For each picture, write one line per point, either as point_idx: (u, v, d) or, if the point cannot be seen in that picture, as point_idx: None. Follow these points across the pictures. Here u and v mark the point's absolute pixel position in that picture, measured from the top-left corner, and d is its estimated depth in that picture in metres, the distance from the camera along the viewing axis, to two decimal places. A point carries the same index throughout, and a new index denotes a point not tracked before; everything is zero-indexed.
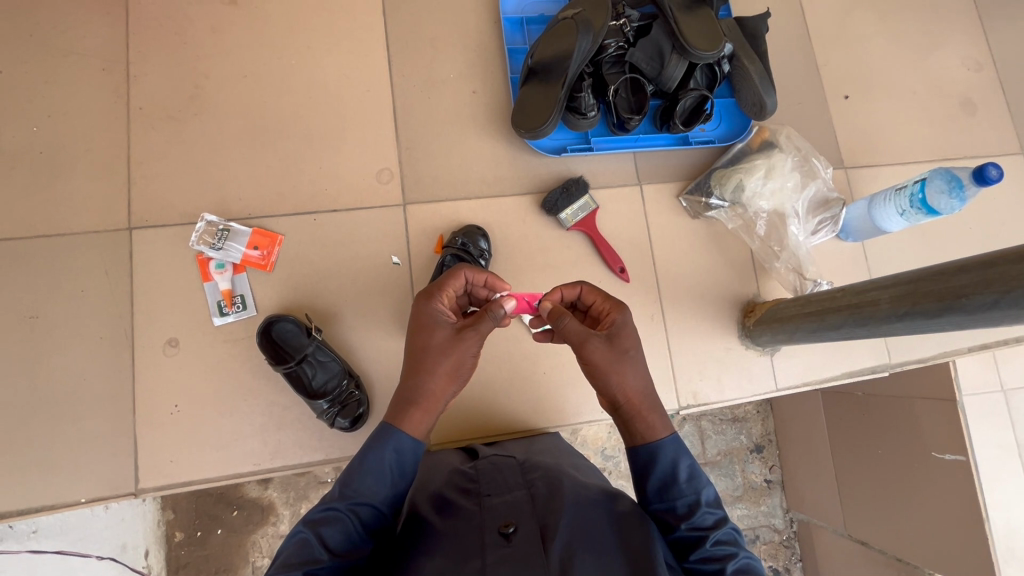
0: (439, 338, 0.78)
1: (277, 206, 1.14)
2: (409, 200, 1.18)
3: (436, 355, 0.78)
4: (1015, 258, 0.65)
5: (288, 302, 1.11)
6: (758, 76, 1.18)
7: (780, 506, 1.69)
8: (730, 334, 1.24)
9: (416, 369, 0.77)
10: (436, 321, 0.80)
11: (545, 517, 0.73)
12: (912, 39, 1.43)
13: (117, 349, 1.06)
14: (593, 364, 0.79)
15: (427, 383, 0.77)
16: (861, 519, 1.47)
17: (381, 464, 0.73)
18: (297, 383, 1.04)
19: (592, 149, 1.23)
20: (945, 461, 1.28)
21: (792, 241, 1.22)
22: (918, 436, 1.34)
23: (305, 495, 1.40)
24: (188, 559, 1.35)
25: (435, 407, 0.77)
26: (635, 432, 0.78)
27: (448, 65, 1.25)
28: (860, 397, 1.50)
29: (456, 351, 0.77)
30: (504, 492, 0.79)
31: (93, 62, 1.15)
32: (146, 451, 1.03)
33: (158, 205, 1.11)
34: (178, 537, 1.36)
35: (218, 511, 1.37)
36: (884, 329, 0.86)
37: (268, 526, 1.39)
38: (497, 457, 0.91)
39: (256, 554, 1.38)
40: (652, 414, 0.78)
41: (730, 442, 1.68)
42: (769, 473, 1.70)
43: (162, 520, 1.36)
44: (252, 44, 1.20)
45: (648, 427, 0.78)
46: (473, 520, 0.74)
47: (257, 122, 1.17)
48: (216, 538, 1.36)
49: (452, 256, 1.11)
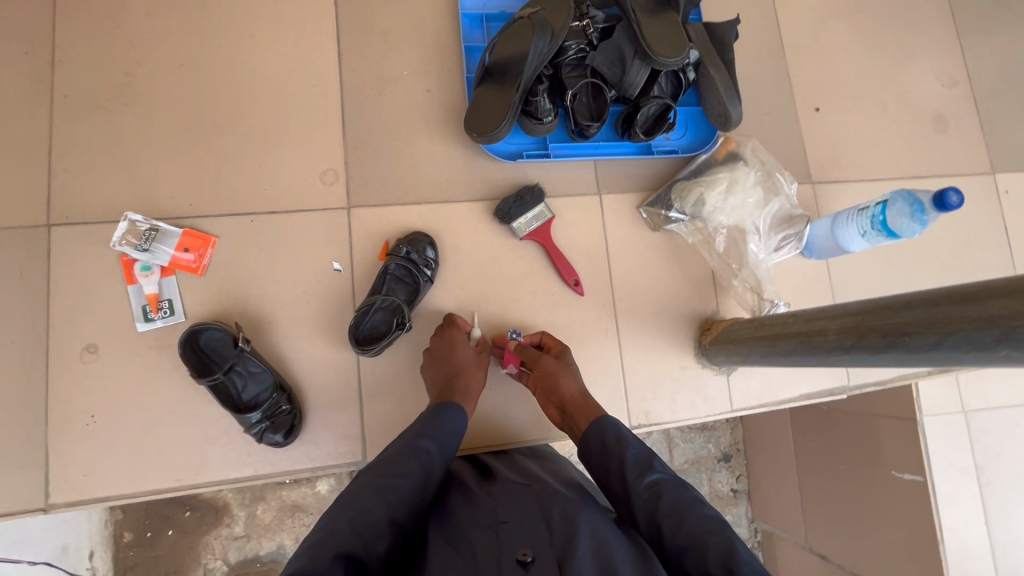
0: (465, 354, 1.02)
1: (210, 205, 1.07)
2: (354, 203, 1.12)
3: (467, 363, 1.01)
4: (958, 299, 0.61)
5: (219, 308, 1.05)
6: (724, 85, 1.13)
7: (745, 515, 1.67)
8: (686, 351, 1.20)
9: (452, 375, 0.98)
10: (455, 343, 1.03)
11: (564, 545, 0.66)
12: (885, 51, 1.40)
13: (31, 355, 0.99)
14: (545, 371, 1.01)
15: (462, 380, 0.98)
16: (820, 536, 1.45)
17: (455, 426, 0.88)
18: (225, 395, 0.99)
19: (549, 156, 1.18)
20: (902, 481, 1.26)
21: (752, 259, 1.17)
22: (878, 455, 1.32)
23: (261, 496, 1.34)
24: (138, 559, 1.30)
25: (471, 397, 0.98)
26: (579, 417, 0.94)
27: (402, 60, 1.19)
28: (825, 411, 1.48)
29: (478, 362, 1.02)
30: (519, 516, 0.72)
31: (13, 45, 1.07)
32: (60, 465, 0.97)
33: (82, 201, 1.04)
34: (127, 538, 1.31)
35: (169, 511, 1.31)
36: (832, 360, 0.82)
37: (221, 527, 1.33)
38: (512, 480, 0.83)
39: (209, 556, 1.32)
40: (591, 401, 0.97)
41: (698, 450, 1.65)
42: (736, 482, 1.67)
43: (110, 520, 1.31)
44: (191, 31, 1.12)
45: (587, 409, 0.95)
46: (486, 545, 0.68)
47: (194, 115, 1.10)
48: (167, 538, 1.31)
49: (397, 265, 1.06)
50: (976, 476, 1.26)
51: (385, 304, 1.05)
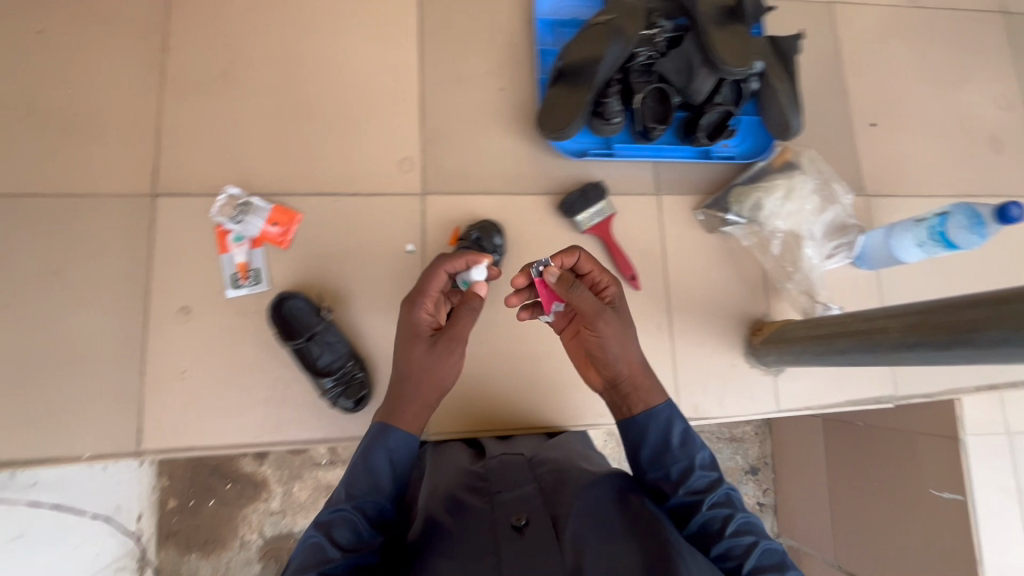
0: (422, 351, 0.83)
1: (298, 185, 1.15)
2: (428, 190, 1.19)
3: (423, 365, 0.82)
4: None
5: (302, 279, 1.13)
6: (786, 95, 1.19)
7: (772, 529, 1.66)
8: (736, 349, 1.24)
9: (405, 380, 0.82)
10: (416, 336, 0.85)
11: (555, 509, 0.73)
12: (943, 72, 1.43)
13: (131, 311, 1.08)
14: (602, 336, 0.83)
15: (413, 388, 0.81)
16: (853, 552, 1.44)
17: (382, 460, 0.76)
18: (303, 359, 1.06)
19: (613, 155, 1.24)
20: (943, 499, 1.24)
21: (807, 263, 1.20)
22: (917, 472, 1.30)
23: (299, 474, 1.40)
24: (179, 527, 1.35)
25: (427, 406, 0.81)
26: (635, 402, 0.82)
27: (479, 60, 1.26)
28: (859, 427, 1.45)
29: (442, 358, 0.83)
30: (513, 488, 0.79)
31: (132, 30, 1.17)
32: (151, 414, 1.05)
33: (185, 174, 1.13)
34: (171, 504, 1.35)
35: (211, 482, 1.36)
36: (891, 357, 0.85)
37: (259, 502, 1.39)
38: (506, 455, 0.92)
39: (246, 529, 1.38)
40: (647, 380, 0.84)
41: (726, 461, 1.62)
42: (761, 496, 1.66)
43: (156, 486, 1.36)
44: (288, 24, 1.21)
45: (646, 392, 0.83)
46: (484, 517, 0.74)
47: (287, 102, 1.18)
48: (208, 508, 1.36)
49: (466, 250, 1.13)
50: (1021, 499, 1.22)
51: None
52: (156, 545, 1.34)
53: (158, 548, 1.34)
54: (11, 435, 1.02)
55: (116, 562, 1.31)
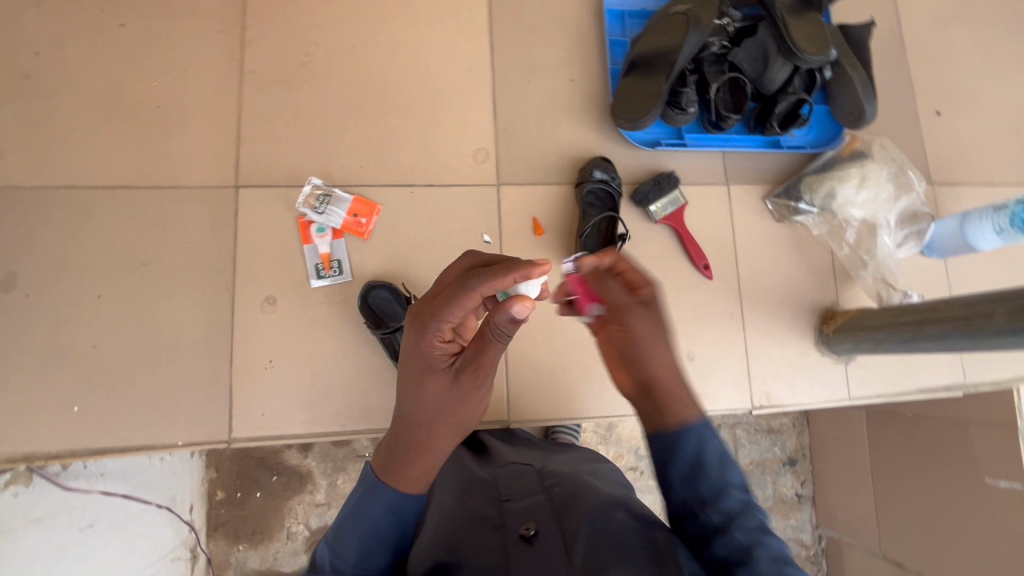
0: (432, 389, 0.71)
1: (377, 176, 1.16)
2: (504, 181, 1.20)
3: (434, 409, 0.71)
4: None
5: (384, 270, 1.14)
6: (861, 83, 1.18)
7: (810, 521, 1.60)
8: (806, 339, 1.25)
9: (412, 426, 0.72)
10: (430, 372, 0.71)
11: (565, 519, 0.72)
12: (1008, 61, 1.42)
13: (220, 301, 1.09)
14: (632, 333, 0.68)
15: (419, 434, 0.72)
16: (895, 540, 1.41)
17: (373, 518, 0.72)
18: (390, 349, 1.08)
19: (686, 145, 1.24)
20: (998, 489, 1.18)
21: (882, 251, 1.21)
22: (969, 458, 1.24)
23: (343, 466, 1.37)
24: (228, 517, 1.32)
25: (430, 459, 0.72)
26: (671, 416, 0.67)
27: (549, 51, 1.26)
28: (907, 417, 1.39)
29: (453, 403, 0.72)
30: (522, 497, 0.80)
31: (211, 23, 1.18)
32: (240, 402, 1.07)
33: (267, 165, 1.14)
34: (219, 496, 1.32)
35: (257, 473, 1.33)
36: (993, 342, 0.86)
37: (305, 494, 1.35)
38: (516, 464, 0.92)
39: (293, 520, 1.34)
40: (683, 393, 0.68)
41: (764, 453, 1.60)
42: (800, 487, 1.61)
43: (205, 478, 1.34)
44: (362, 17, 1.22)
45: (683, 405, 0.68)
46: (492, 523, 0.76)
47: (363, 94, 1.19)
48: (255, 500, 1.33)
49: (595, 188, 1.17)
50: None
51: (603, 222, 1.16)
52: (206, 536, 1.31)
53: (208, 539, 1.31)
54: (104, 422, 1.04)
55: (172, 553, 1.28)
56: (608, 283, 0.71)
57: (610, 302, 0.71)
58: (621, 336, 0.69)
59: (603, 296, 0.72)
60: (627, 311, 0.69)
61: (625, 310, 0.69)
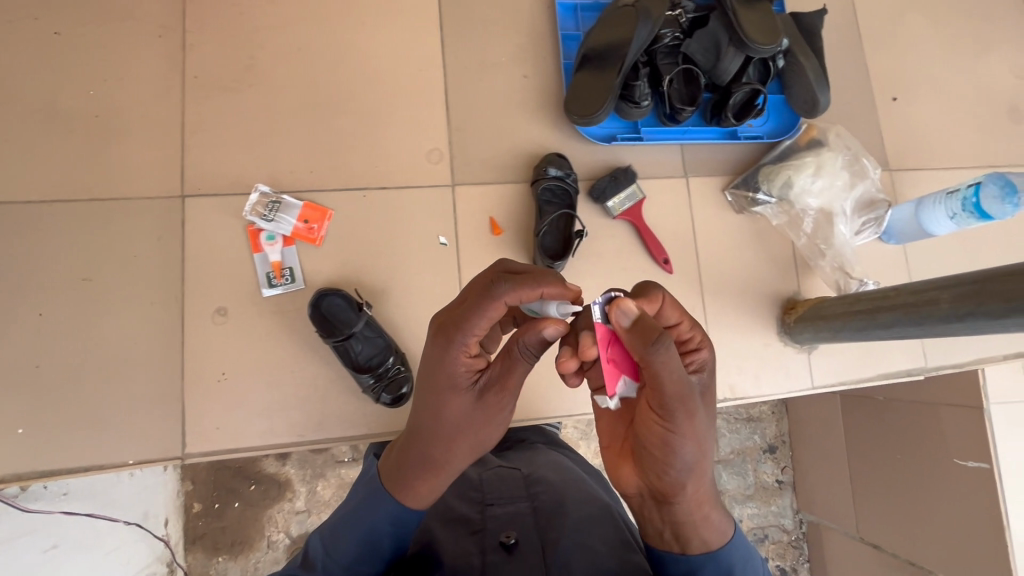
0: (454, 408, 0.70)
1: (328, 180, 1.14)
2: (458, 181, 1.18)
3: (453, 429, 0.71)
4: None
5: (337, 276, 1.12)
6: (813, 73, 1.18)
7: (790, 506, 1.59)
8: (769, 329, 1.24)
9: (429, 443, 0.72)
10: (455, 390, 0.69)
11: (545, 533, 0.80)
12: (962, 44, 1.43)
13: (168, 314, 1.07)
14: (679, 434, 0.62)
15: (438, 452, 0.72)
16: (871, 523, 1.40)
17: (371, 526, 0.77)
18: (345, 356, 1.06)
19: (642, 139, 1.23)
20: (967, 468, 1.20)
21: (839, 239, 1.22)
22: (940, 440, 1.26)
23: (322, 473, 1.36)
24: (205, 530, 1.30)
25: (444, 475, 0.74)
26: (691, 537, 0.69)
27: (501, 47, 1.24)
28: (880, 401, 1.40)
29: (473, 423, 0.71)
30: (506, 503, 0.86)
31: (149, 28, 1.14)
32: (193, 417, 1.04)
33: (212, 173, 1.11)
34: (196, 508, 1.30)
35: (234, 483, 1.31)
36: (940, 329, 0.86)
37: (284, 502, 1.33)
38: (503, 468, 0.96)
39: (272, 529, 1.32)
40: (712, 516, 0.69)
41: (744, 441, 1.57)
42: (781, 473, 1.60)
43: (180, 491, 1.30)
44: (307, 18, 1.19)
45: (708, 531, 0.69)
46: (476, 527, 0.82)
47: (311, 96, 1.17)
48: (233, 510, 1.31)
49: (546, 187, 1.15)
50: None
51: (561, 220, 1.15)
52: (183, 549, 1.29)
53: (187, 553, 1.29)
54: (51, 444, 1.01)
55: (147, 569, 1.25)
56: (661, 356, 0.59)
57: (661, 385, 0.61)
58: (665, 436, 0.62)
59: (653, 373, 0.60)
60: (681, 409, 0.61)
61: (677, 405, 0.61)
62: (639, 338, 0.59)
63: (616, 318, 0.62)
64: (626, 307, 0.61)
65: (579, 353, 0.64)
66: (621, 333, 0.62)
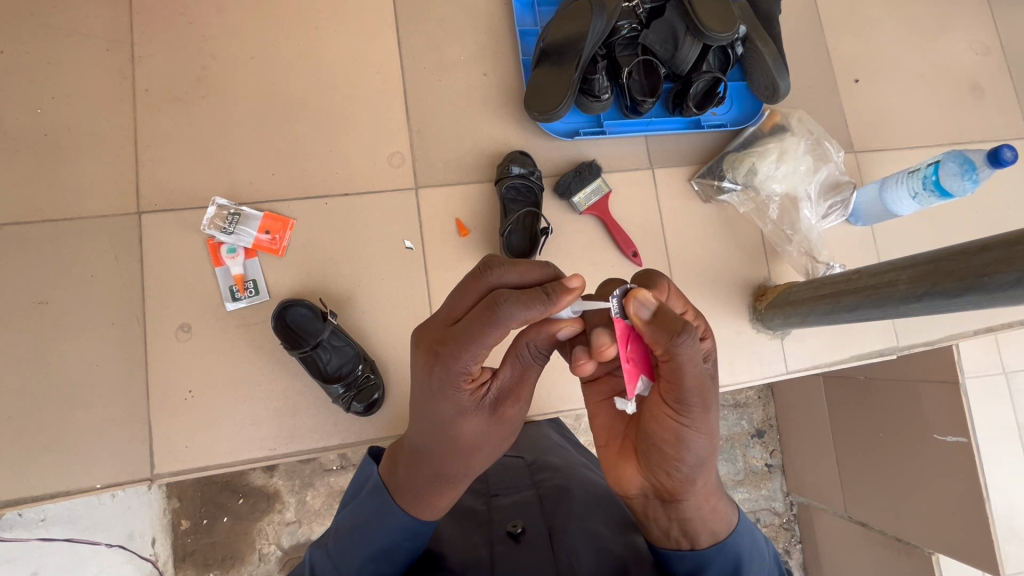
0: (467, 426, 0.70)
1: (287, 190, 1.12)
2: (421, 183, 1.17)
3: (469, 444, 0.71)
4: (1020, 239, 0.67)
5: (301, 286, 1.10)
6: (772, 58, 1.17)
7: (780, 489, 1.60)
8: (741, 317, 1.25)
9: (443, 460, 0.71)
10: (466, 410, 0.68)
11: (552, 520, 0.80)
12: (921, 22, 1.43)
13: (130, 334, 1.05)
14: (694, 429, 0.60)
15: (454, 468, 0.72)
16: (857, 502, 1.40)
17: (384, 537, 0.72)
18: (312, 367, 1.05)
19: (605, 132, 1.22)
20: (947, 443, 1.20)
21: (805, 225, 1.22)
22: (919, 417, 1.26)
23: (311, 482, 1.32)
24: (195, 547, 1.27)
25: (460, 486, 0.75)
26: (701, 532, 0.68)
27: (459, 46, 1.23)
28: (861, 381, 1.40)
29: (487, 436, 0.72)
30: (512, 493, 0.89)
31: (97, 43, 1.12)
32: (160, 436, 1.03)
33: (169, 189, 1.09)
34: (184, 525, 1.28)
35: (223, 499, 1.29)
36: (902, 310, 0.86)
37: (273, 514, 1.30)
38: (507, 459, 1.00)
39: (263, 542, 1.29)
40: (720, 507, 0.68)
41: (732, 427, 1.58)
42: (770, 457, 1.60)
43: (168, 508, 1.28)
44: (259, 25, 1.17)
45: (719, 523, 0.68)
46: (483, 517, 0.84)
47: (267, 105, 1.15)
48: (222, 526, 1.28)
49: (509, 186, 1.14)
50: (1019, 435, 1.22)
51: (527, 217, 1.14)
52: (173, 568, 1.26)
53: (175, 571, 1.26)
54: (14, 472, 0.99)
55: None
56: (685, 350, 0.56)
57: (680, 379, 0.58)
58: (678, 430, 0.60)
59: (673, 368, 0.58)
60: (698, 403, 0.59)
61: (694, 399, 0.59)
62: (662, 332, 0.56)
63: (632, 311, 0.58)
64: (646, 298, 0.57)
65: (597, 353, 0.60)
66: (638, 326, 0.59)
